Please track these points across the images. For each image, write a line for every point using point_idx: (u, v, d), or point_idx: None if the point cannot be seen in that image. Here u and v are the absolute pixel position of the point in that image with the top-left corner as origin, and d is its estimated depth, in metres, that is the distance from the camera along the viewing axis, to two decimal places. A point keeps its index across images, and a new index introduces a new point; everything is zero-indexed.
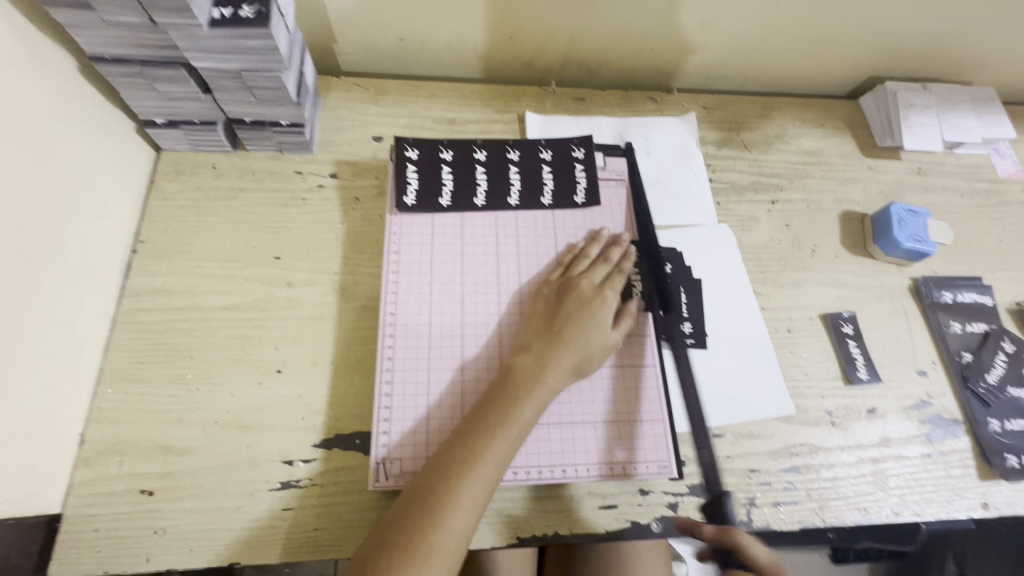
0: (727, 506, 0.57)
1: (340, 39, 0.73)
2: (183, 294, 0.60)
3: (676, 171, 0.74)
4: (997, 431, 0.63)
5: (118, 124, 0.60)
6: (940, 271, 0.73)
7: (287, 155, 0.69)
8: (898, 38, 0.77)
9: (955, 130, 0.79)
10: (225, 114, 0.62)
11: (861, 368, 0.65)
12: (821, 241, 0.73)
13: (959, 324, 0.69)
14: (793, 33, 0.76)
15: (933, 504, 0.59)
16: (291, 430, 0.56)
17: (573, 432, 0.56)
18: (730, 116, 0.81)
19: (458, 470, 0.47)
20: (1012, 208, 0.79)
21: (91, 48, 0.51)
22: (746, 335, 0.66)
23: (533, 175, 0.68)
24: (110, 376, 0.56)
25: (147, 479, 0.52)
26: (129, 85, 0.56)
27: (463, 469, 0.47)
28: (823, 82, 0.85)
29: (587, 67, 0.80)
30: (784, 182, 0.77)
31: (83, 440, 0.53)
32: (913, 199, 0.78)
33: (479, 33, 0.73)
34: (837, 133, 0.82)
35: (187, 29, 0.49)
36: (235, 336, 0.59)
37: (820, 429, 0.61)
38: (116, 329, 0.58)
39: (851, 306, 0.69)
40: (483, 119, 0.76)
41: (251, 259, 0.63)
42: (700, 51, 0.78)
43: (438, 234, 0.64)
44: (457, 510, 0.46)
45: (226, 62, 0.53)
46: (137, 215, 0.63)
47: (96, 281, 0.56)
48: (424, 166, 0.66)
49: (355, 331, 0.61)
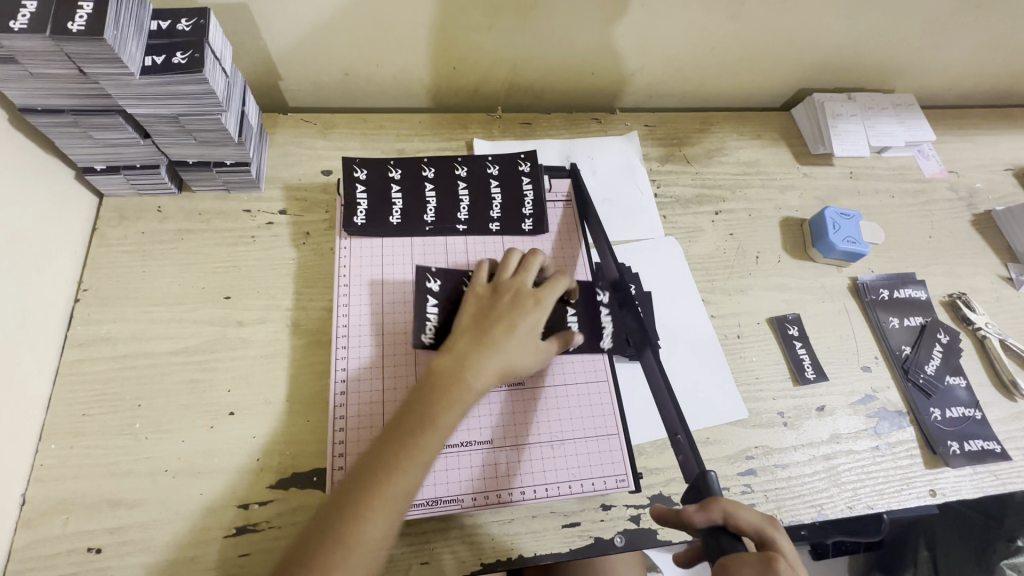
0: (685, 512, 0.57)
1: (284, 77, 0.74)
2: (130, 341, 0.59)
3: (622, 188, 0.77)
4: (938, 419, 0.66)
5: (56, 173, 0.60)
6: (877, 270, 0.76)
7: (235, 194, 0.69)
8: (821, 52, 0.82)
9: (880, 136, 0.84)
10: (167, 157, 0.62)
11: (808, 368, 0.67)
12: (764, 247, 0.76)
13: (897, 319, 0.72)
14: (724, 52, 0.80)
15: (885, 495, 0.61)
16: (246, 473, 0.55)
17: (530, 453, 0.57)
18: (672, 132, 0.84)
19: (440, 405, 0.48)
20: (938, 205, 0.84)
21: (20, 99, 0.51)
22: (695, 343, 0.68)
23: (481, 198, 0.69)
24: (54, 431, 0.54)
25: (95, 536, 0.51)
26: (65, 134, 0.55)
27: (440, 409, 0.48)
28: (757, 95, 0.89)
29: (532, 92, 0.83)
30: (726, 193, 0.80)
31: (25, 500, 0.51)
32: (847, 202, 0.82)
33: (422, 65, 0.75)
34: (773, 143, 0.86)
35: (119, 78, 0.49)
36: (186, 380, 0.58)
37: (773, 431, 0.63)
38: (59, 381, 0.57)
39: (796, 308, 0.72)
40: (431, 148, 0.77)
41: (200, 301, 0.62)
42: (639, 72, 0.81)
43: (388, 262, 0.65)
44: (398, 502, 0.44)
45: (163, 107, 0.54)
46: (80, 263, 0.62)
47: (36, 334, 0.55)
48: (373, 185, 0.67)
49: (309, 367, 0.60)
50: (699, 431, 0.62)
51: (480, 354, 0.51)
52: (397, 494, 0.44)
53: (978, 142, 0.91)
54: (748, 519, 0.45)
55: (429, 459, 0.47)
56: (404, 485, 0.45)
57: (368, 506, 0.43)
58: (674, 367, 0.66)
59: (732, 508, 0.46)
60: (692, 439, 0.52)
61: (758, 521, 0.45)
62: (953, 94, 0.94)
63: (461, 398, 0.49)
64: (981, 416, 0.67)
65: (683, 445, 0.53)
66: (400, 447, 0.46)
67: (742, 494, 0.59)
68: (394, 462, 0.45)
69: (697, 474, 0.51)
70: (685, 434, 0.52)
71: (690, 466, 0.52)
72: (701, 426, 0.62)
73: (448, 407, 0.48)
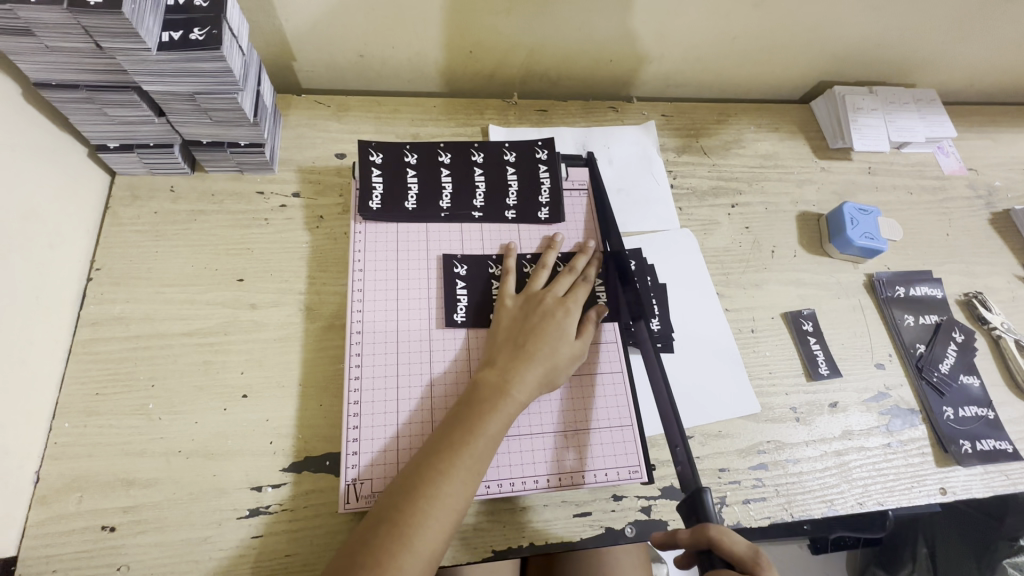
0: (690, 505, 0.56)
1: (299, 57, 0.72)
2: (143, 321, 0.59)
3: (638, 179, 0.76)
4: (951, 419, 0.66)
5: (69, 150, 0.59)
6: (893, 267, 0.76)
7: (248, 175, 0.69)
8: (845, 43, 0.80)
9: (901, 131, 0.83)
10: (181, 136, 0.61)
11: (822, 364, 0.67)
12: (780, 241, 0.75)
13: (912, 316, 0.72)
14: (744, 41, 0.78)
15: (895, 492, 0.61)
16: (259, 455, 0.55)
17: (544, 442, 0.57)
18: (689, 123, 0.83)
19: (482, 411, 0.51)
20: (957, 202, 0.83)
21: (34, 73, 0.50)
22: (708, 337, 0.67)
23: (497, 185, 0.68)
24: (67, 410, 0.54)
25: (108, 515, 0.51)
26: (78, 110, 0.55)
27: (482, 415, 0.51)
28: (775, 87, 0.88)
29: (549, 79, 0.82)
30: (742, 186, 0.79)
31: (39, 478, 0.51)
32: (865, 198, 0.81)
33: (438, 48, 0.73)
34: (791, 136, 0.85)
35: (136, 53, 0.49)
36: (198, 362, 0.58)
37: (785, 426, 0.63)
38: (72, 360, 0.56)
39: (811, 304, 0.71)
40: (446, 133, 0.76)
41: (212, 282, 0.62)
42: (658, 60, 0.80)
43: (402, 248, 0.64)
44: (452, 501, 0.47)
45: (178, 84, 0.53)
46: (92, 242, 0.62)
47: (49, 313, 0.55)
48: (388, 170, 0.66)
49: (322, 352, 0.60)
50: (710, 424, 0.62)
51: (521, 364, 0.54)
52: (452, 494, 0.47)
53: (999, 140, 0.90)
54: (735, 543, 0.47)
55: (473, 466, 0.49)
56: (457, 484, 0.47)
57: (424, 504, 0.46)
58: (687, 360, 0.65)
59: (719, 534, 0.48)
60: (690, 450, 0.54)
61: (744, 545, 0.47)
62: (975, 91, 0.93)
63: (503, 405, 0.52)
64: (994, 416, 0.67)
65: (681, 455, 0.55)
66: (448, 454, 0.49)
67: (753, 488, 0.59)
68: (445, 465, 0.48)
69: (693, 488, 0.53)
70: (683, 444, 0.54)
71: (687, 473, 0.54)
72: (713, 420, 0.62)
73: (491, 414, 0.51)
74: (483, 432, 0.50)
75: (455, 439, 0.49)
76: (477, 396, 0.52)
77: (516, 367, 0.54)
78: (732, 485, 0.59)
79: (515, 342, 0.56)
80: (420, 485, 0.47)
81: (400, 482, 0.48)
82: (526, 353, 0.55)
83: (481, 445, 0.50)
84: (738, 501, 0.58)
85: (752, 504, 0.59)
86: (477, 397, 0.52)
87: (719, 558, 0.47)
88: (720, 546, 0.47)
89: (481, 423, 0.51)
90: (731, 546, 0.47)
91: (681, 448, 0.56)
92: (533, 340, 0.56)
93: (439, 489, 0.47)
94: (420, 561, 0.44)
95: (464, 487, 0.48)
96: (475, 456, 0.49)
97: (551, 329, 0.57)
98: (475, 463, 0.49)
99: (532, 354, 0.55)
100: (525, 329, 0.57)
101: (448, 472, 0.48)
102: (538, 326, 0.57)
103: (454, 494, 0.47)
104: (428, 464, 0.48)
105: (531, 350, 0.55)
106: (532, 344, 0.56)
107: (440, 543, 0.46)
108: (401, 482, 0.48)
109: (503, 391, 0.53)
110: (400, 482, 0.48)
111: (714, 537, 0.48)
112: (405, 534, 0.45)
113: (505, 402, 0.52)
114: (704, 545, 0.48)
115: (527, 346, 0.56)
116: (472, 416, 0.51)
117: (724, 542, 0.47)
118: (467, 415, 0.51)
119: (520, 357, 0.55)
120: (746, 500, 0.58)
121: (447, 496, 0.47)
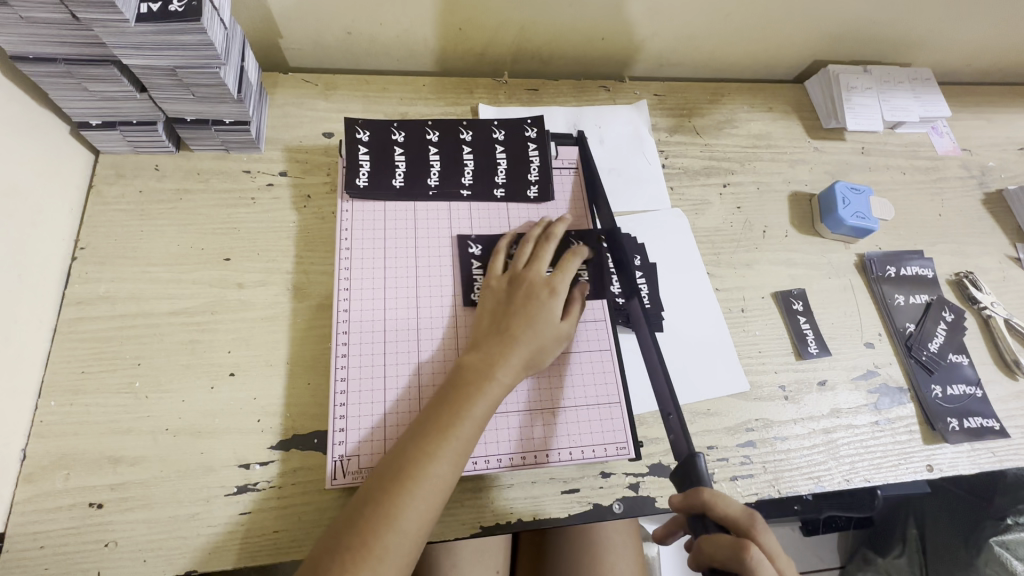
0: (698, 468, 0.52)
1: (285, 35, 0.71)
2: (129, 300, 0.59)
3: (629, 158, 0.75)
4: (939, 397, 0.66)
5: (50, 127, 0.58)
6: (884, 247, 0.75)
7: (234, 154, 0.68)
8: (840, 21, 0.79)
9: (895, 111, 0.82)
10: (165, 113, 0.60)
11: (812, 342, 0.67)
12: (772, 221, 0.75)
13: (903, 296, 0.72)
14: (738, 19, 0.77)
15: (882, 469, 0.61)
16: (247, 433, 0.55)
17: (532, 419, 0.57)
18: (681, 103, 0.82)
19: (468, 392, 0.51)
20: (950, 182, 0.82)
21: (11, 46, 0.49)
22: (699, 317, 0.67)
23: (486, 163, 0.67)
24: (53, 389, 0.54)
25: (95, 492, 0.51)
26: (58, 85, 0.54)
27: (468, 397, 0.51)
28: (769, 67, 0.87)
29: (540, 58, 0.80)
30: (735, 166, 0.78)
31: (25, 455, 0.51)
32: (858, 178, 0.80)
33: (426, 25, 0.72)
34: (784, 116, 0.84)
35: (114, 24, 0.48)
36: (185, 341, 0.58)
37: (774, 404, 0.63)
38: (57, 339, 0.56)
39: (801, 284, 0.71)
40: (435, 112, 0.75)
41: (199, 261, 0.62)
42: (650, 38, 0.79)
43: (390, 225, 0.64)
44: (438, 482, 0.47)
45: (159, 58, 0.52)
46: (76, 221, 0.61)
47: (33, 290, 0.54)
48: (376, 148, 0.66)
49: (310, 331, 0.60)
50: (699, 403, 0.62)
51: (507, 346, 0.54)
52: (438, 475, 0.47)
53: (994, 120, 0.89)
54: (729, 506, 0.48)
55: (458, 447, 0.49)
56: (443, 465, 0.47)
57: (411, 486, 0.46)
58: (676, 340, 0.65)
59: (713, 498, 0.49)
60: (683, 420, 0.57)
61: (737, 508, 0.48)
62: (971, 71, 0.92)
63: (490, 386, 0.52)
64: (982, 394, 0.67)
65: (674, 424, 0.58)
66: (432, 435, 0.48)
67: (741, 465, 0.60)
68: (432, 445, 0.48)
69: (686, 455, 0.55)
70: (676, 415, 0.57)
71: (681, 445, 0.57)
72: (702, 398, 0.62)
73: (477, 394, 0.51)
74: (470, 414, 0.50)
75: (442, 420, 0.49)
76: (462, 378, 0.52)
77: (502, 349, 0.54)
78: (720, 462, 0.60)
79: (501, 323, 0.56)
80: (406, 466, 0.47)
81: (386, 464, 0.48)
82: (512, 334, 0.55)
83: (467, 426, 0.50)
84: (726, 477, 0.59)
85: (739, 480, 0.59)
86: (463, 378, 0.52)
87: (712, 521, 0.48)
88: (714, 509, 0.48)
89: (467, 405, 0.50)
90: (725, 510, 0.48)
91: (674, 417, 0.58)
92: (519, 322, 0.56)
93: (423, 470, 0.47)
94: (406, 542, 0.44)
95: (450, 467, 0.48)
96: (461, 437, 0.49)
97: (537, 310, 0.57)
98: (461, 444, 0.49)
99: (518, 335, 0.55)
100: (511, 310, 0.57)
101: (434, 453, 0.48)
102: (524, 307, 0.57)
103: (440, 475, 0.47)
104: (414, 445, 0.48)
105: (517, 331, 0.55)
106: (518, 325, 0.55)
107: (426, 523, 0.46)
108: (386, 463, 0.48)
109: (489, 373, 0.52)
110: (386, 463, 0.48)
111: (706, 500, 0.49)
112: (389, 515, 0.44)
113: (491, 384, 0.52)
114: (697, 509, 0.49)
115: (513, 328, 0.55)
116: (457, 397, 0.51)
117: (716, 504, 0.49)
118: (453, 397, 0.51)
119: (507, 339, 0.55)
120: (733, 478, 0.59)
121: (433, 477, 0.47)
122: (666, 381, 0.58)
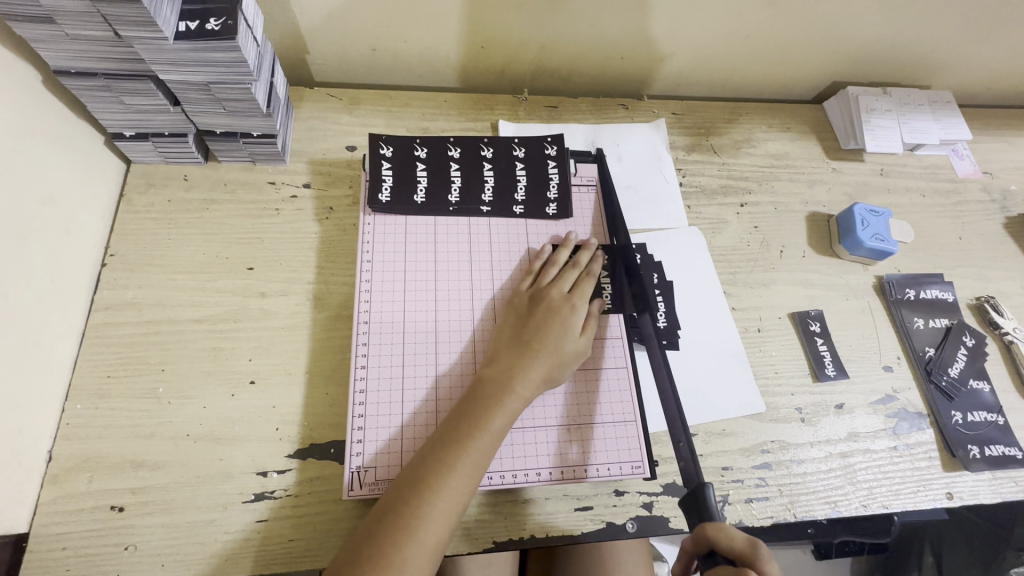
0: (705, 497, 0.52)
1: (312, 51, 0.73)
2: (155, 307, 0.60)
3: (647, 176, 0.76)
4: (959, 423, 0.65)
5: (86, 138, 0.60)
6: (903, 269, 0.75)
7: (260, 166, 0.70)
8: (859, 44, 0.80)
9: (915, 133, 0.82)
10: (196, 126, 0.62)
11: (829, 364, 0.67)
12: (789, 242, 0.75)
13: (922, 320, 0.71)
14: (757, 41, 0.78)
15: (900, 495, 0.61)
16: (265, 441, 0.55)
17: (546, 434, 0.57)
18: (699, 122, 0.83)
19: (488, 406, 0.51)
20: (970, 206, 0.82)
21: (55, 61, 0.52)
22: (717, 341, 0.67)
23: (506, 177, 0.69)
24: (80, 392, 0.55)
25: (117, 495, 0.52)
26: (96, 98, 0.56)
27: (487, 410, 0.51)
28: (788, 87, 0.88)
29: (560, 75, 0.82)
30: (752, 186, 0.79)
31: (51, 457, 0.52)
32: (877, 199, 0.80)
33: (451, 43, 0.74)
34: (802, 136, 0.84)
35: (154, 42, 0.49)
36: (208, 348, 0.59)
37: (790, 426, 0.63)
38: (85, 344, 0.58)
39: (819, 305, 0.71)
40: (456, 127, 0.77)
41: (223, 270, 0.63)
42: (670, 57, 0.79)
43: (411, 237, 0.65)
44: (457, 494, 0.47)
45: (194, 74, 0.53)
46: (107, 228, 0.63)
47: (64, 296, 0.56)
48: (399, 162, 0.67)
49: (329, 340, 0.61)
50: (714, 423, 0.62)
51: (526, 360, 0.55)
52: (455, 488, 0.47)
53: (1015, 144, 0.89)
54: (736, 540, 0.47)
55: (476, 461, 0.49)
56: (462, 477, 0.48)
57: (430, 497, 0.46)
58: (693, 358, 0.65)
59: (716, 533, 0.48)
60: (693, 446, 0.56)
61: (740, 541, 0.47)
62: (991, 94, 0.91)
63: (509, 400, 0.52)
64: (1004, 422, 0.66)
65: (683, 451, 0.56)
66: (451, 448, 0.49)
67: (756, 487, 0.59)
68: (450, 458, 0.48)
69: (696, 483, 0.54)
70: (687, 441, 0.56)
71: (690, 473, 0.55)
72: (719, 418, 0.62)
73: (496, 408, 0.51)
74: (488, 426, 0.50)
75: (460, 431, 0.50)
76: (481, 391, 0.53)
77: (520, 363, 0.54)
78: (735, 484, 0.59)
79: (520, 338, 0.57)
80: (425, 478, 0.47)
81: (406, 475, 0.48)
82: (530, 349, 0.56)
83: (485, 440, 0.50)
84: (740, 499, 0.58)
85: (755, 503, 0.58)
86: (483, 390, 0.53)
87: (721, 557, 0.48)
88: (720, 545, 0.48)
89: (486, 418, 0.51)
90: (730, 543, 0.48)
91: (685, 444, 0.56)
92: (539, 336, 0.56)
93: (441, 484, 0.47)
94: (422, 553, 0.44)
95: (467, 481, 0.48)
96: (479, 450, 0.49)
97: (557, 326, 0.57)
98: (479, 456, 0.49)
99: (537, 349, 0.56)
100: (530, 324, 0.57)
101: (451, 466, 0.48)
102: (544, 323, 0.57)
103: (458, 487, 0.47)
104: (435, 456, 0.48)
105: (535, 346, 0.56)
106: (538, 339, 0.56)
107: (445, 535, 0.46)
108: (408, 473, 0.48)
109: (508, 387, 0.53)
110: (405, 474, 0.48)
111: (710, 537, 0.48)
112: (407, 528, 0.45)
113: (509, 398, 0.52)
114: (705, 546, 0.49)
115: (532, 343, 0.56)
116: (477, 410, 0.51)
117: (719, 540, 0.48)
118: (474, 409, 0.51)
119: (526, 354, 0.55)
120: (749, 500, 0.58)
121: (452, 489, 0.47)
122: (677, 405, 0.57)
